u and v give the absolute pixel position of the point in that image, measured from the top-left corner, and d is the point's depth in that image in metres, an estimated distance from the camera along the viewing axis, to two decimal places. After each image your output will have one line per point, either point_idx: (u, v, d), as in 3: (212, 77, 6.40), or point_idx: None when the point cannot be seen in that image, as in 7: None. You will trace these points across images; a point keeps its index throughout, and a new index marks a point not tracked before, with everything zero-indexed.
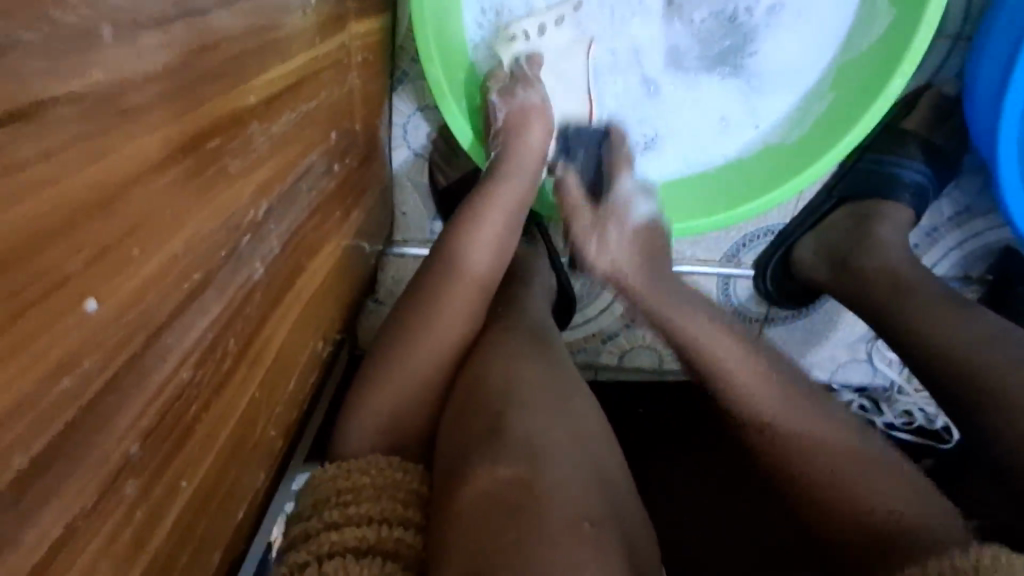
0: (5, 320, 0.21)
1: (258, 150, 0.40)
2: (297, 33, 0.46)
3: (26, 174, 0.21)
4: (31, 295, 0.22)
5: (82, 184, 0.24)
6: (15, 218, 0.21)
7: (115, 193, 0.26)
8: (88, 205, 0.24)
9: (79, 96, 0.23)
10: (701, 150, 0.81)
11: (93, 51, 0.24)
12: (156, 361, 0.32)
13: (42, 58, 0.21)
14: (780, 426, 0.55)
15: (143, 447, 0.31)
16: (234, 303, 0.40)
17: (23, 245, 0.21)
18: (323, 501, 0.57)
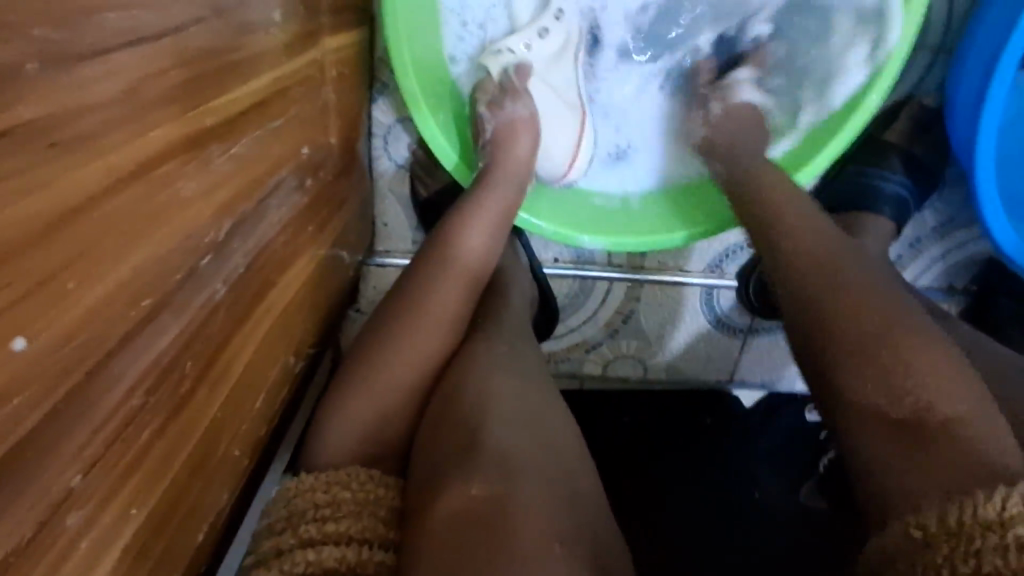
0: None
1: (217, 171, 0.40)
2: (262, 52, 0.46)
3: None
4: None
5: (13, 220, 0.24)
6: None
7: (54, 227, 0.26)
8: (21, 241, 0.24)
9: (12, 134, 0.23)
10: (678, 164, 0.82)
11: (21, 87, 0.24)
12: (105, 388, 0.32)
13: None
14: (891, 335, 0.46)
15: (90, 475, 0.31)
16: (193, 324, 0.40)
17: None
18: (299, 515, 0.56)
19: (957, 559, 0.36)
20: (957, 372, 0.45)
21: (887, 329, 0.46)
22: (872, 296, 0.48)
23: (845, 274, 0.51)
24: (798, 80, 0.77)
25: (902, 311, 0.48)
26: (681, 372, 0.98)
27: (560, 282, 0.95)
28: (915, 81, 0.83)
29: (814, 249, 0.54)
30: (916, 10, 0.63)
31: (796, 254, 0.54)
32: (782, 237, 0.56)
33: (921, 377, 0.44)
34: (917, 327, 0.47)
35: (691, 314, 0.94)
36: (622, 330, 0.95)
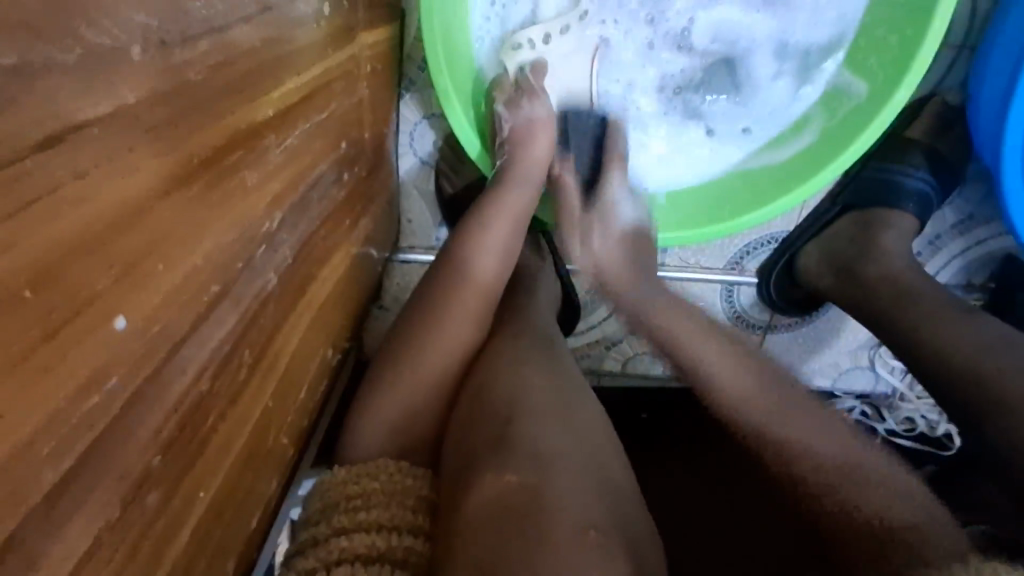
0: (43, 334, 0.22)
1: (273, 162, 0.40)
2: (310, 46, 0.46)
3: (62, 192, 0.21)
4: (64, 312, 0.23)
5: (109, 202, 0.24)
6: (51, 237, 0.21)
7: (143, 210, 0.26)
8: (116, 222, 0.25)
9: (112, 116, 0.24)
10: (692, 164, 0.82)
11: (120, 71, 0.24)
12: (176, 374, 0.32)
13: (75, 81, 0.22)
14: (776, 413, 0.55)
15: (163, 460, 0.32)
16: (249, 314, 0.40)
17: (59, 262, 0.22)
18: (333, 506, 0.57)
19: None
20: (804, 404, 0.56)
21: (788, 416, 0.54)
22: (772, 387, 0.58)
23: (734, 373, 0.60)
24: (808, 92, 0.77)
25: (794, 392, 0.57)
26: None
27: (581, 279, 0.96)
28: (937, 77, 0.84)
29: (723, 375, 0.60)
30: (945, 10, 0.63)
31: (701, 372, 0.61)
32: (700, 364, 0.61)
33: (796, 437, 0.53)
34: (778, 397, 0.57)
35: (708, 302, 0.94)
36: None
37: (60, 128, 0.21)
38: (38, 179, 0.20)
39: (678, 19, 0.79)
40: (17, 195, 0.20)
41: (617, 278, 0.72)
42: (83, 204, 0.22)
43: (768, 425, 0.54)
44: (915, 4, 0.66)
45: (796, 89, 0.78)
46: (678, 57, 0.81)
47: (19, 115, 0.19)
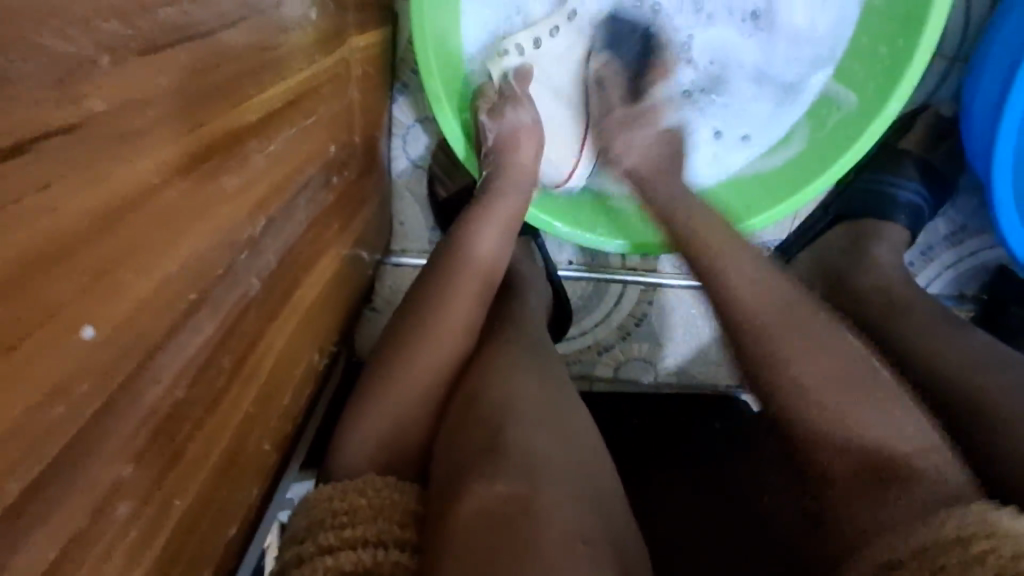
0: (5, 348, 0.21)
1: (255, 168, 0.40)
2: (298, 50, 0.46)
3: (27, 203, 0.21)
4: (30, 323, 0.22)
5: (76, 214, 0.24)
6: (16, 246, 0.21)
7: (115, 217, 0.26)
8: (87, 228, 0.24)
9: (80, 125, 0.23)
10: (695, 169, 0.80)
11: (92, 76, 0.24)
12: (151, 382, 0.32)
13: (42, 91, 0.21)
14: (814, 356, 0.49)
15: (136, 468, 0.31)
16: (229, 321, 0.40)
17: (25, 272, 0.22)
18: (318, 523, 0.56)
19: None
20: (825, 326, 0.51)
21: (816, 356, 0.49)
22: (801, 314, 0.52)
23: (765, 295, 0.54)
24: (802, 99, 0.76)
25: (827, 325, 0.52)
26: (695, 374, 1.00)
27: (574, 285, 0.97)
28: (928, 89, 0.84)
29: (763, 298, 0.54)
30: (937, 26, 0.63)
31: (744, 308, 0.54)
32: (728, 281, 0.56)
33: (848, 412, 0.47)
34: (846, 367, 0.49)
35: (699, 309, 0.97)
36: (635, 333, 0.98)
37: (25, 139, 0.21)
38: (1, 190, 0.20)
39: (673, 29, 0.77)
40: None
41: (655, 170, 0.69)
42: (51, 216, 0.22)
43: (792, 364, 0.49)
44: (907, 17, 0.65)
45: (775, 109, 0.77)
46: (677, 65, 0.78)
47: None
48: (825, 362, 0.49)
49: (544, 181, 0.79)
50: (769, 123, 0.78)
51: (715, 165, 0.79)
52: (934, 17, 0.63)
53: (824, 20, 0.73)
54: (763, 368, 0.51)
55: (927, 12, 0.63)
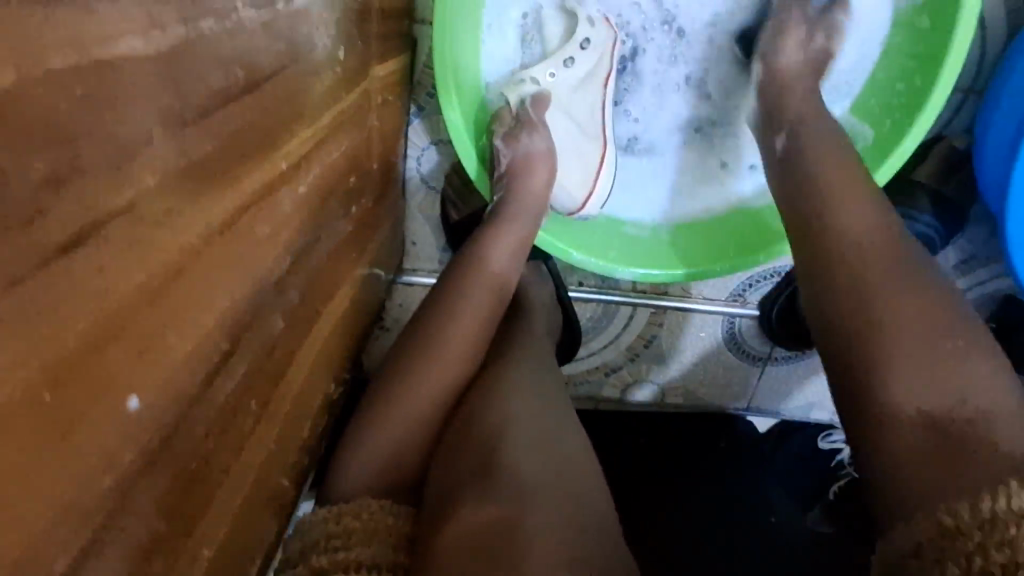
0: (61, 430, 0.22)
1: (284, 212, 0.40)
2: (327, 89, 0.46)
3: (85, 288, 0.21)
4: (84, 401, 0.23)
5: (127, 289, 0.24)
6: (75, 330, 0.21)
7: (161, 285, 0.26)
8: (136, 299, 0.24)
9: (134, 201, 0.23)
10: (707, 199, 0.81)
11: (147, 154, 0.24)
12: (184, 437, 0.32)
13: (103, 176, 0.22)
14: (899, 293, 0.48)
15: (169, 523, 0.32)
16: (256, 363, 0.40)
17: (81, 355, 0.22)
18: (312, 546, 0.57)
19: (988, 548, 0.36)
20: (913, 261, 0.50)
21: (903, 296, 0.47)
22: (896, 251, 0.50)
23: (868, 226, 0.52)
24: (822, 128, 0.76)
25: (919, 266, 0.50)
26: (700, 396, 1.00)
27: (584, 307, 0.96)
28: (943, 121, 0.85)
29: (857, 225, 0.52)
30: (957, 61, 0.62)
31: (845, 233, 0.52)
32: (828, 214, 0.53)
33: (930, 376, 0.44)
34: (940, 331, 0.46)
35: (709, 332, 0.96)
36: (643, 355, 0.98)
37: (82, 228, 0.21)
38: (56, 281, 0.20)
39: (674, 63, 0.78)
40: (29, 304, 0.19)
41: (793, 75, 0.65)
42: (101, 299, 0.22)
43: (881, 306, 0.47)
44: (924, 55, 0.66)
45: None
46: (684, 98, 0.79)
47: (47, 223, 0.19)
48: (916, 322, 0.46)
49: (556, 208, 0.79)
50: None
51: (721, 193, 0.81)
52: (953, 53, 0.62)
53: (844, 55, 0.72)
54: (848, 310, 0.48)
55: (946, 47, 0.62)
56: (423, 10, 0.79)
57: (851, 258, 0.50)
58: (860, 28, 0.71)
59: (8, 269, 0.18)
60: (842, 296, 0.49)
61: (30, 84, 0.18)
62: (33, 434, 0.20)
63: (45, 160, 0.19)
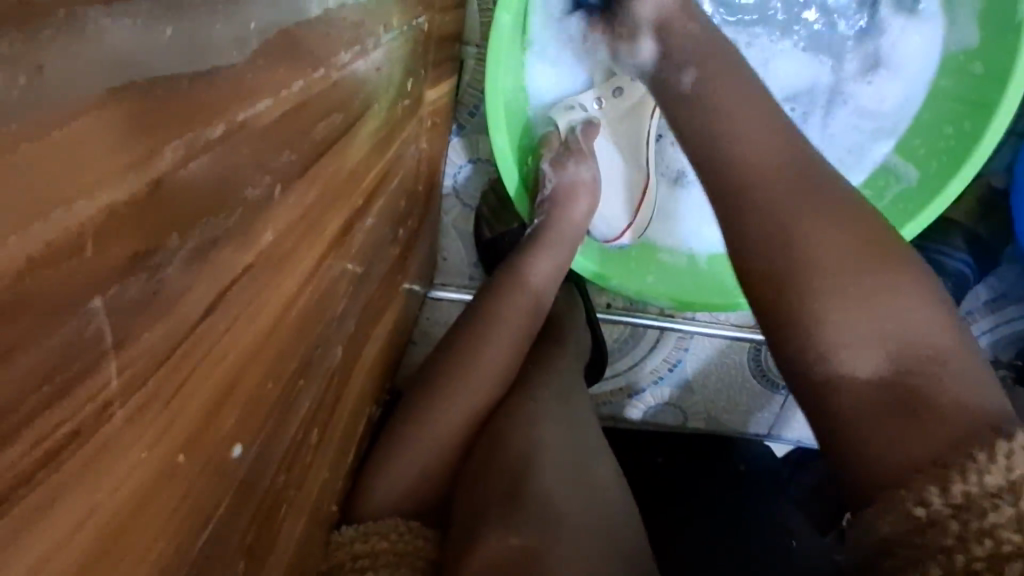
0: (159, 492, 0.24)
1: (355, 246, 0.41)
2: (393, 120, 0.47)
3: (181, 361, 0.23)
4: (184, 465, 0.25)
5: (217, 356, 0.26)
6: (173, 403, 0.23)
7: (248, 346, 0.28)
8: (224, 363, 0.26)
9: (236, 280, 0.26)
10: (708, 239, 0.81)
11: (248, 225, 0.25)
12: (259, 477, 0.32)
13: (211, 262, 0.24)
14: (812, 229, 0.44)
15: (245, 561, 0.32)
16: (319, 394, 0.41)
17: (182, 422, 0.24)
18: (338, 566, 0.57)
19: (969, 540, 0.33)
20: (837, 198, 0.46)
21: (828, 234, 0.44)
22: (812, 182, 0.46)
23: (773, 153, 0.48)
24: (867, 164, 0.75)
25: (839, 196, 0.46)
26: (722, 421, 1.00)
27: (611, 328, 0.97)
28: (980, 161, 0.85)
29: (769, 155, 0.48)
30: (1008, 112, 0.62)
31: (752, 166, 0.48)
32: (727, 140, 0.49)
33: (879, 341, 0.41)
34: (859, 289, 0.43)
35: (735, 360, 0.97)
36: (666, 378, 0.98)
37: (204, 311, 0.24)
38: (187, 366, 0.24)
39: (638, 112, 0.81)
40: (168, 387, 0.23)
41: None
42: (209, 367, 0.25)
43: (807, 241, 0.44)
44: (976, 101, 0.65)
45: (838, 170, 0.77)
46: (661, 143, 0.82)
47: (160, 312, 0.21)
48: (849, 280, 0.42)
49: (593, 235, 0.80)
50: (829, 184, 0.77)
51: (713, 235, 0.81)
52: (1006, 101, 0.62)
53: (891, 96, 0.73)
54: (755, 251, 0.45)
55: (1000, 97, 0.62)
56: (471, 32, 0.80)
57: (791, 222, 0.45)
58: (908, 70, 0.72)
59: (155, 362, 0.22)
60: (777, 253, 0.44)
61: (166, 188, 0.20)
62: (166, 493, 0.24)
63: (179, 251, 0.22)
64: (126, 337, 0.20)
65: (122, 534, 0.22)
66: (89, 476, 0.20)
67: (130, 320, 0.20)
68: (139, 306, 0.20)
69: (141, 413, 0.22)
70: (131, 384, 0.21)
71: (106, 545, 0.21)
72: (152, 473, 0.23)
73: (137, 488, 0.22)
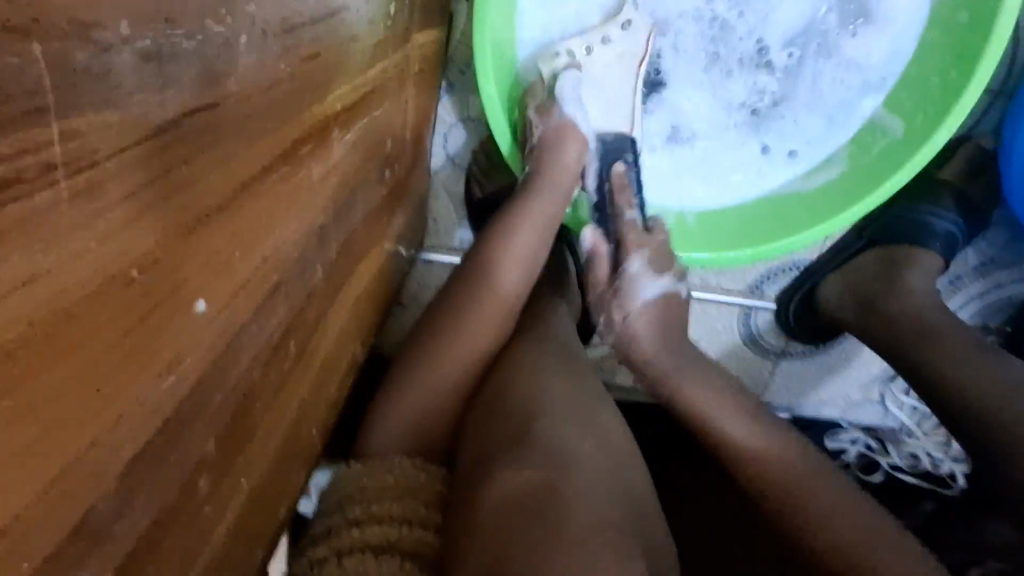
0: (129, 322, 0.22)
1: (336, 157, 0.41)
2: (375, 44, 0.47)
3: (157, 182, 0.22)
4: (155, 298, 0.24)
5: (196, 196, 0.25)
6: (149, 226, 0.22)
7: (228, 201, 0.27)
8: (206, 210, 0.26)
9: (209, 108, 0.25)
10: (749, 185, 0.80)
11: (224, 61, 0.25)
12: (235, 361, 0.32)
13: (179, 75, 0.23)
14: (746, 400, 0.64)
15: (217, 446, 0.32)
16: (298, 306, 0.40)
17: (157, 251, 0.23)
18: (347, 498, 0.58)
19: None
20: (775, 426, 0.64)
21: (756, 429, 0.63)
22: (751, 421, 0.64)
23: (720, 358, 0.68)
24: (850, 119, 0.76)
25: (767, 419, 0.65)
26: None
27: None
28: (970, 122, 0.85)
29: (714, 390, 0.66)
30: (992, 61, 0.63)
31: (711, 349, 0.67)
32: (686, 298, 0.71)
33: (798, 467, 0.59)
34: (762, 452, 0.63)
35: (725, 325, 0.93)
36: None
37: (162, 123, 0.22)
38: (131, 165, 0.21)
39: (689, 47, 0.78)
40: (119, 185, 0.20)
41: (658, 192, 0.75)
42: (189, 206, 0.24)
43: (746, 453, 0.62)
44: (963, 51, 0.66)
45: (825, 124, 0.77)
46: (715, 80, 0.79)
47: (124, 108, 0.20)
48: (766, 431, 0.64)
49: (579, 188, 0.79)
50: (819, 139, 0.78)
51: (765, 178, 0.80)
52: (991, 47, 0.63)
53: (878, 49, 0.74)
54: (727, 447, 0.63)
55: (984, 45, 0.63)
56: None
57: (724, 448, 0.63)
58: (896, 23, 0.72)
59: (101, 147, 0.19)
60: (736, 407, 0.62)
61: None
62: (141, 331, 0.23)
63: (136, 43, 0.21)
64: (69, 109, 0.18)
65: (91, 353, 0.21)
66: (32, 246, 0.18)
67: (73, 90, 0.18)
68: (99, 88, 0.19)
69: (85, 202, 0.19)
70: (77, 162, 0.19)
71: (59, 351, 0.19)
72: (122, 291, 0.22)
73: (83, 295, 0.20)
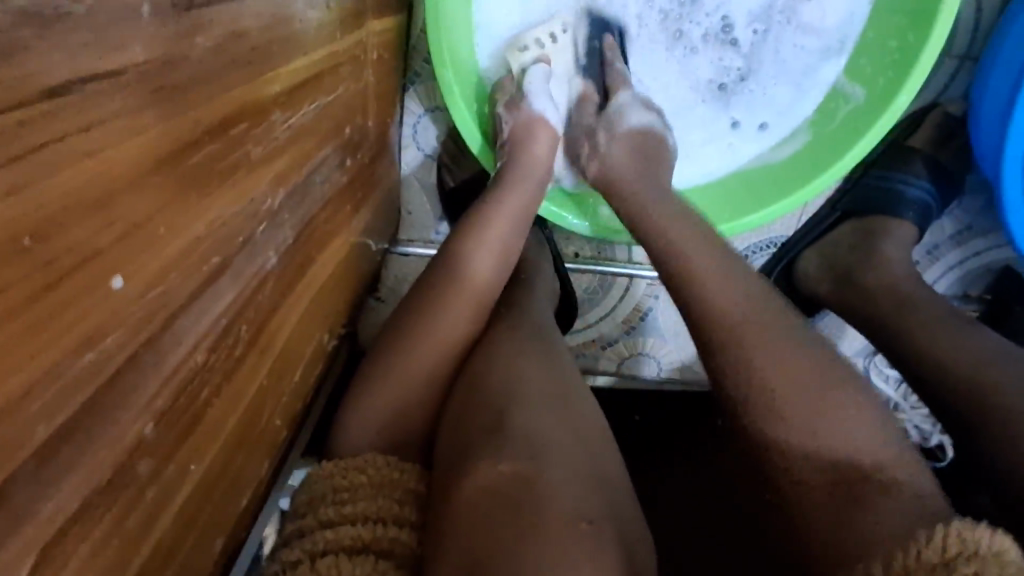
0: (37, 293, 0.22)
1: (279, 139, 0.40)
2: (317, 26, 0.46)
3: (61, 154, 0.22)
4: (68, 267, 0.24)
5: (109, 165, 0.25)
6: (48, 194, 0.22)
7: (144, 176, 0.27)
8: (118, 182, 0.26)
9: (112, 77, 0.25)
10: (721, 161, 0.80)
11: (126, 28, 0.25)
12: (173, 343, 0.32)
13: (76, 43, 0.23)
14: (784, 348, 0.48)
15: (157, 427, 0.32)
16: (248, 291, 0.40)
17: (63, 222, 0.23)
18: (319, 499, 0.57)
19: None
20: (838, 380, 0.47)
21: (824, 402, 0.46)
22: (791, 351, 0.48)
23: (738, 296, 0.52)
24: (817, 87, 0.76)
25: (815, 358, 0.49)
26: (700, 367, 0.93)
27: (579, 277, 0.92)
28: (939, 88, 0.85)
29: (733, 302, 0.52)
30: (945, 21, 0.63)
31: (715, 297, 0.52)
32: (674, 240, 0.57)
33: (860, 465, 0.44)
34: (824, 368, 0.48)
35: None
36: (639, 327, 0.91)
37: (55, 89, 0.22)
38: (25, 128, 0.21)
39: (650, 26, 0.78)
40: (6, 147, 0.20)
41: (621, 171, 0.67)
42: (94, 176, 0.24)
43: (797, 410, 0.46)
44: (918, 10, 0.66)
45: (792, 93, 0.77)
46: (680, 58, 0.79)
47: (19, 74, 0.20)
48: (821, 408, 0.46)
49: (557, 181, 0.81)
50: (789, 109, 0.78)
51: (735, 154, 0.79)
52: (945, 9, 0.63)
53: (834, 11, 0.74)
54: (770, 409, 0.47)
55: (937, 2, 0.63)
56: None
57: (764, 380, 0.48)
58: None
59: None
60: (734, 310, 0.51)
61: None
62: (58, 305, 0.24)
63: (26, 11, 0.20)
64: None
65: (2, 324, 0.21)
66: None
67: None
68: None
69: None
70: None
71: None
72: (30, 267, 0.22)
73: None
